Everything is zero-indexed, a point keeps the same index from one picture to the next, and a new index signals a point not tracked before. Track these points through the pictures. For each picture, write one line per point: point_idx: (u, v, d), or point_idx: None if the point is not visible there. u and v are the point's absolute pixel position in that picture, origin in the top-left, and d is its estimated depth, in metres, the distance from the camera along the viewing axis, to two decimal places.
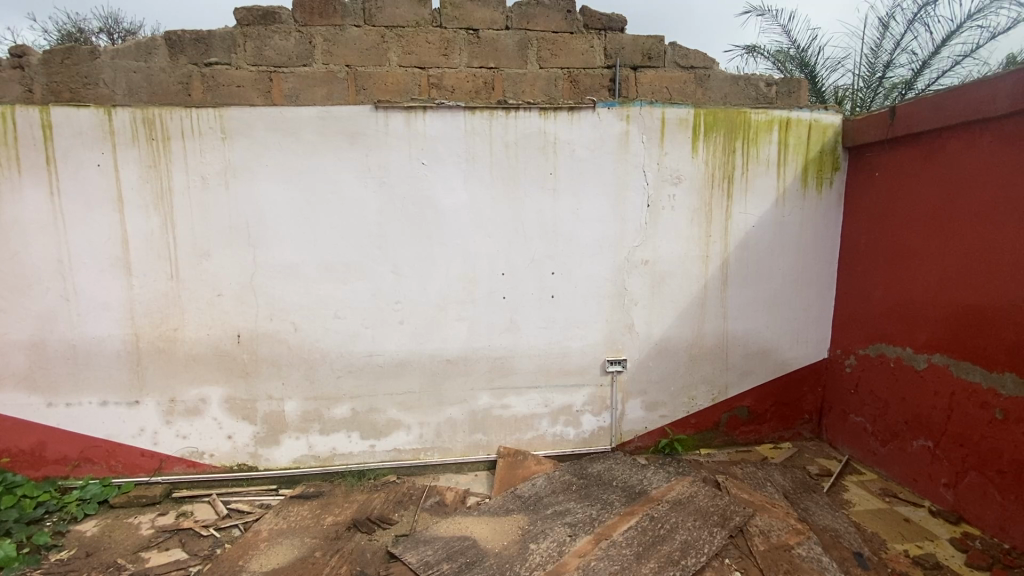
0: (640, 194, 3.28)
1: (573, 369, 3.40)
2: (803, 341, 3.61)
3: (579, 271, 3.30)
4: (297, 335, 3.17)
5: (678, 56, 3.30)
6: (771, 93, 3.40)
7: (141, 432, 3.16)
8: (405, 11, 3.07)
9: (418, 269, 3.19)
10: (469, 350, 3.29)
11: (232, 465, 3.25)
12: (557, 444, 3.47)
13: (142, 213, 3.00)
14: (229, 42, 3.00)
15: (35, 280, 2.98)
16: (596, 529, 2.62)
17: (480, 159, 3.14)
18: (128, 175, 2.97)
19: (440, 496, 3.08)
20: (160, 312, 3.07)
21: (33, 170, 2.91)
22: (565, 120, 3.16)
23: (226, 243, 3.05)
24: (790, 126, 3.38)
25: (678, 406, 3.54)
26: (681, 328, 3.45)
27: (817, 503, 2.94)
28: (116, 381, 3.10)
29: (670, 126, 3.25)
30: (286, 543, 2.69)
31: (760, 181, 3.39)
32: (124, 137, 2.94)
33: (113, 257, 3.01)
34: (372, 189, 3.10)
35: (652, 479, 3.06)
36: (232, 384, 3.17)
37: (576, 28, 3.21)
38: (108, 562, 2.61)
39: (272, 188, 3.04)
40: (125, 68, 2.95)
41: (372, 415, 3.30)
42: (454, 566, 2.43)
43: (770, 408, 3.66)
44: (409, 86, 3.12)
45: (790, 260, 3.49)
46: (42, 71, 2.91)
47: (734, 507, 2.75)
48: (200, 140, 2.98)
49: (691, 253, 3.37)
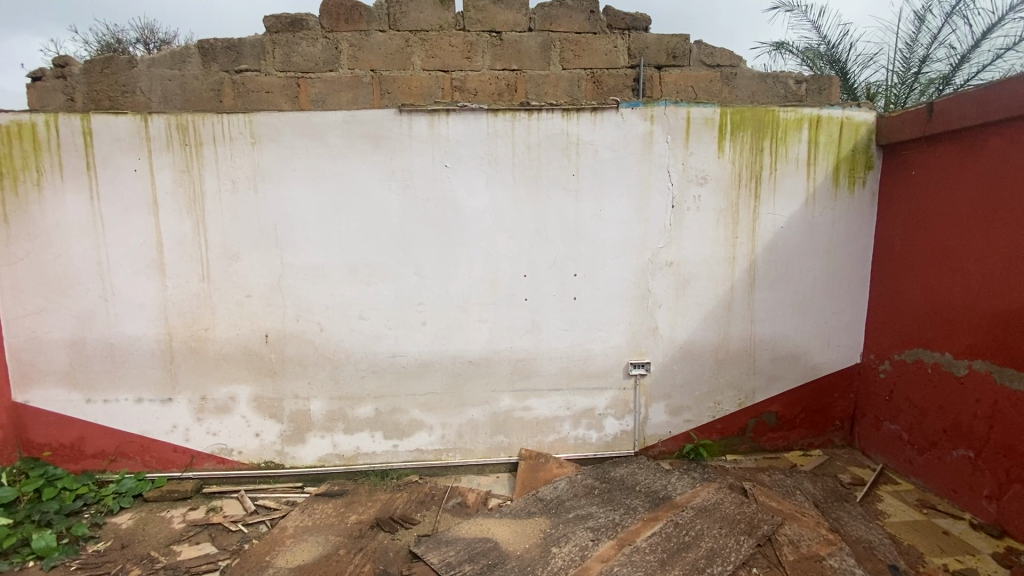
0: (664, 195, 3.24)
1: (596, 371, 3.37)
2: (834, 346, 3.49)
3: (601, 273, 3.27)
4: (322, 336, 3.22)
5: (704, 55, 3.25)
6: (800, 91, 3.33)
7: (173, 429, 3.26)
8: (429, 14, 3.10)
9: (440, 270, 3.21)
10: (491, 351, 3.30)
11: (259, 462, 3.32)
12: (579, 448, 3.44)
13: (175, 217, 3.09)
14: (259, 49, 3.07)
15: (76, 280, 3.10)
16: (618, 534, 2.59)
17: (502, 160, 3.15)
18: (162, 179, 3.07)
19: (462, 497, 3.09)
20: (192, 312, 3.16)
21: (74, 175, 3.04)
22: (588, 120, 3.14)
23: (254, 245, 3.13)
24: (820, 124, 3.28)
25: (703, 411, 3.47)
26: (707, 331, 3.39)
27: (849, 513, 2.84)
28: (150, 379, 3.21)
29: (695, 125, 3.20)
30: (310, 540, 2.73)
31: (789, 181, 3.30)
32: (159, 142, 3.04)
33: (148, 258, 3.11)
34: (396, 191, 3.13)
35: (676, 484, 3.01)
36: (260, 383, 3.24)
37: (599, 28, 3.19)
38: (142, 554, 2.69)
39: (299, 191, 3.10)
40: (161, 77, 3.05)
41: (394, 415, 3.33)
42: (476, 567, 2.43)
43: (800, 414, 3.55)
44: (432, 90, 3.14)
45: (820, 262, 3.39)
46: (83, 80, 3.04)
47: (762, 516, 2.68)
48: (230, 145, 3.06)
49: (718, 255, 3.31)
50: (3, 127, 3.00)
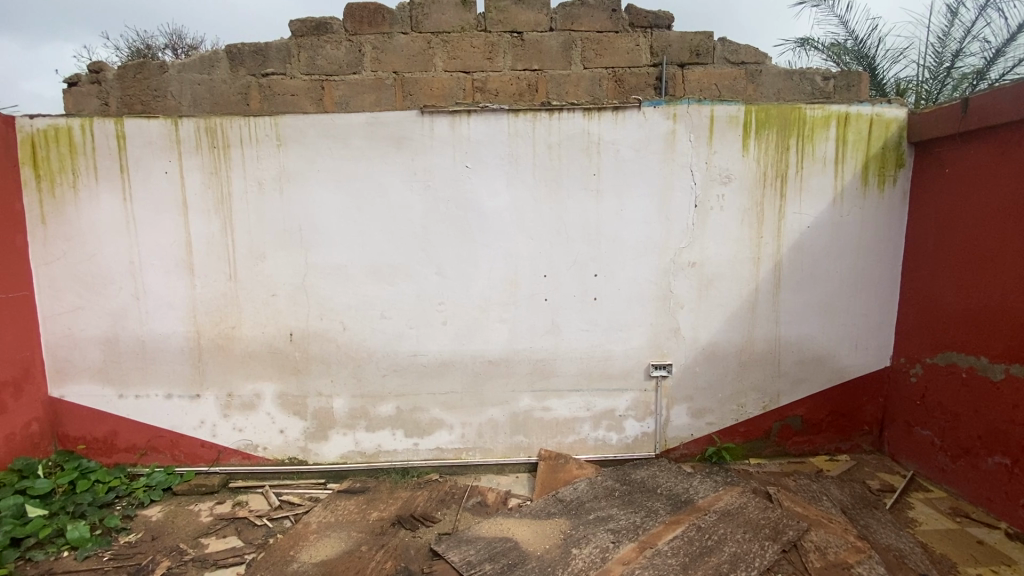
0: (687, 195, 3.20)
1: (617, 372, 3.34)
2: (863, 349, 3.40)
3: (622, 274, 3.25)
4: (345, 335, 3.27)
5: (728, 52, 3.20)
6: (829, 88, 3.24)
7: (201, 424, 3.34)
8: (451, 16, 3.12)
9: (460, 270, 3.22)
10: (511, 351, 3.30)
11: (283, 458, 3.38)
12: (599, 449, 3.42)
13: (203, 217, 3.17)
14: (285, 53, 3.13)
15: (110, 279, 3.21)
16: (639, 536, 2.57)
17: (523, 160, 3.15)
18: (191, 181, 3.14)
19: (482, 496, 3.10)
20: (219, 311, 3.24)
21: (108, 178, 3.14)
22: (609, 120, 3.12)
23: (279, 245, 3.19)
24: (848, 122, 3.21)
25: (726, 413, 3.42)
26: (730, 333, 3.33)
27: (879, 521, 2.77)
28: (179, 375, 3.29)
29: (718, 124, 3.16)
30: (333, 536, 2.77)
31: (815, 180, 3.23)
32: (189, 145, 3.12)
33: (178, 258, 3.19)
34: (417, 192, 3.16)
35: (698, 488, 2.97)
36: (285, 380, 3.31)
37: (621, 27, 3.17)
38: (171, 546, 2.77)
39: (323, 192, 3.15)
40: (190, 81, 3.14)
41: (415, 414, 3.35)
42: (496, 566, 2.44)
43: (826, 418, 3.47)
44: (453, 92, 3.15)
45: (848, 262, 3.31)
46: (116, 85, 3.14)
47: (788, 521, 2.63)
48: (257, 147, 3.12)
49: (742, 255, 3.26)
50: (42, 131, 3.11)
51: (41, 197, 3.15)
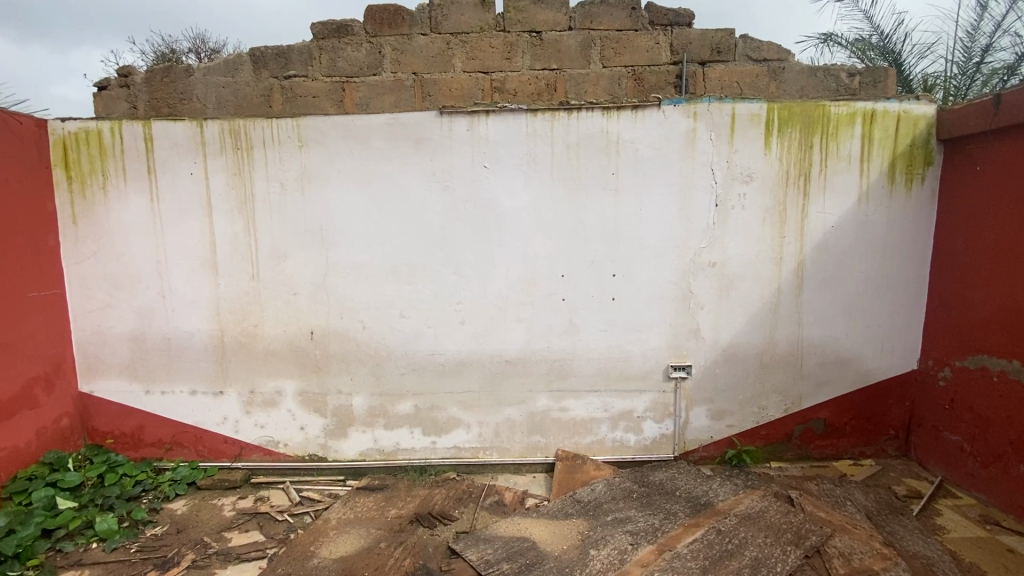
0: (707, 194, 3.16)
1: (635, 373, 3.32)
2: (889, 351, 3.32)
3: (641, 273, 3.22)
4: (364, 334, 3.30)
5: (750, 49, 3.16)
6: (854, 85, 3.19)
7: (224, 420, 3.41)
8: (470, 16, 3.13)
9: (478, 270, 3.23)
10: (528, 351, 3.30)
11: (304, 455, 3.43)
12: (617, 450, 3.40)
13: (227, 217, 3.23)
14: (307, 56, 3.18)
15: (137, 278, 3.29)
16: (658, 539, 2.54)
17: (541, 160, 3.14)
18: (216, 181, 3.21)
19: (499, 496, 3.11)
20: (242, 309, 3.30)
21: (137, 179, 3.22)
22: (629, 119, 3.10)
23: (300, 245, 3.23)
24: (874, 119, 3.13)
25: (747, 416, 3.37)
26: (751, 334, 3.28)
27: (905, 527, 2.70)
28: (203, 372, 3.36)
29: (740, 122, 3.11)
30: (352, 533, 2.80)
31: (839, 178, 3.17)
32: (214, 147, 3.18)
33: (202, 257, 3.26)
34: (436, 192, 3.18)
35: (718, 491, 2.93)
36: (305, 378, 3.35)
37: (641, 25, 3.15)
38: (196, 539, 2.83)
39: (343, 193, 3.19)
40: (215, 84, 3.20)
41: (433, 412, 3.38)
42: (514, 566, 2.44)
43: (850, 421, 3.39)
44: (472, 92, 3.17)
45: (874, 263, 3.23)
46: (145, 89, 3.22)
47: (810, 526, 2.58)
48: (279, 149, 3.17)
49: (764, 255, 3.21)
50: (73, 134, 3.21)
51: (72, 198, 3.25)
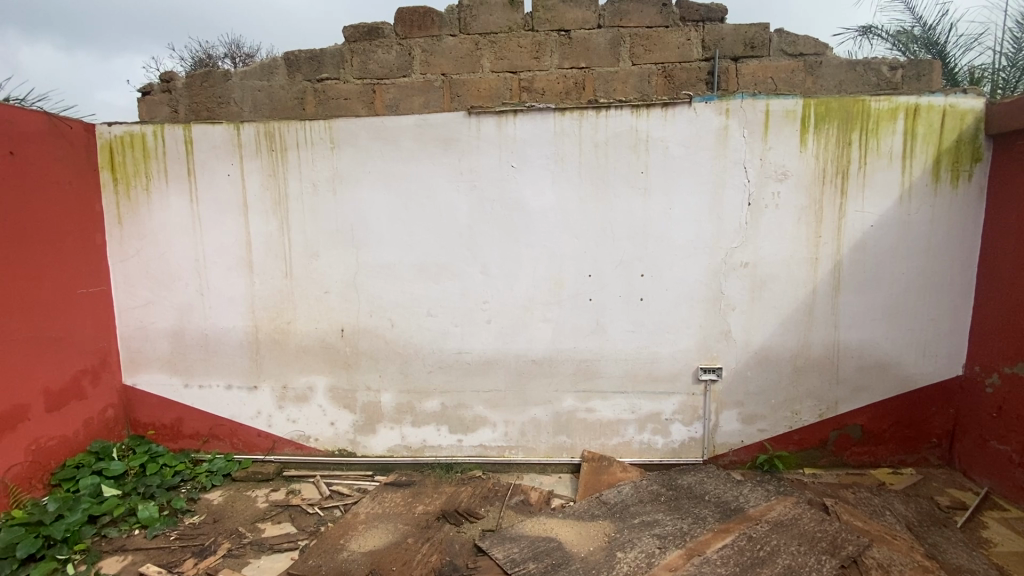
0: (740, 192, 3.09)
1: (663, 375, 3.27)
2: (932, 356, 3.19)
3: (670, 273, 3.18)
4: (393, 332, 3.35)
5: (785, 44, 3.07)
6: (896, 78, 3.07)
7: (258, 414, 3.51)
8: (498, 16, 3.14)
9: (505, 269, 3.24)
10: (555, 351, 3.29)
11: (334, 449, 3.50)
12: (644, 452, 3.36)
13: (262, 218, 3.32)
14: (339, 59, 3.24)
15: (177, 276, 3.42)
16: (687, 543, 2.50)
17: (569, 159, 3.13)
18: (252, 182, 3.30)
19: (525, 495, 3.11)
20: (275, 307, 3.39)
21: (177, 180, 3.34)
22: (658, 117, 3.06)
23: (331, 244, 3.30)
24: (918, 113, 3.01)
25: (779, 420, 3.29)
26: (785, 337, 3.20)
27: (948, 540, 2.59)
28: (238, 367, 3.47)
29: (774, 119, 3.03)
30: (381, 528, 2.85)
31: (880, 176, 3.05)
32: (250, 149, 3.27)
33: (238, 256, 3.37)
34: (463, 192, 3.20)
35: (749, 496, 2.87)
36: (335, 374, 3.42)
37: (671, 21, 3.10)
38: (231, 529, 2.93)
39: (373, 193, 3.24)
40: (251, 88, 3.30)
41: (460, 410, 3.40)
42: (540, 566, 2.44)
43: (889, 428, 3.27)
44: (500, 92, 3.18)
45: (916, 263, 3.11)
46: (185, 93, 3.35)
47: (847, 535, 2.50)
48: (312, 151, 3.24)
49: (798, 255, 3.12)
50: (118, 137, 3.35)
51: (117, 199, 3.40)
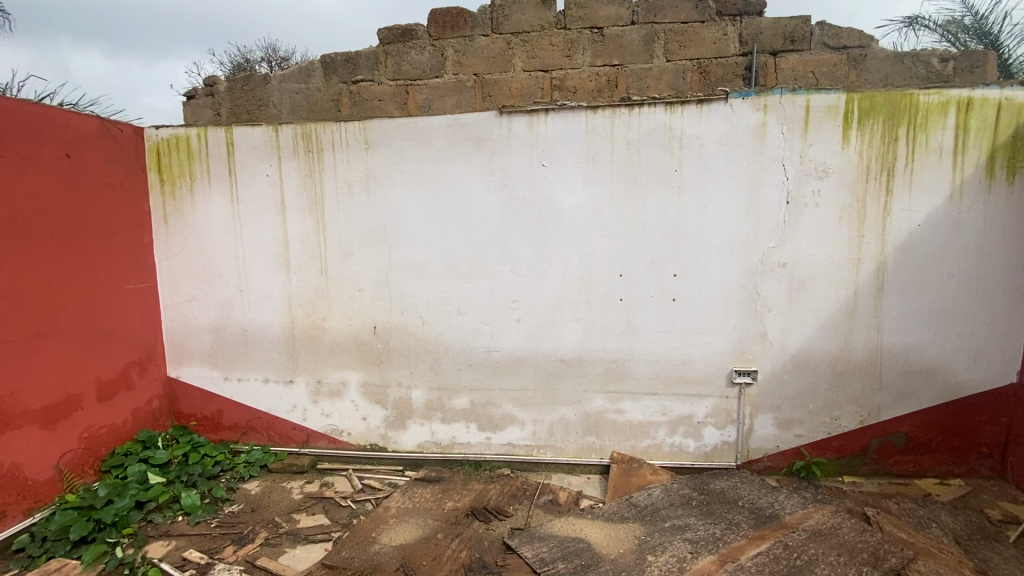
0: (777, 191, 3.01)
1: (696, 377, 3.22)
2: (983, 362, 3.03)
3: (704, 274, 3.12)
4: (423, 329, 3.39)
5: (827, 37, 2.97)
6: (947, 70, 2.93)
7: (294, 408, 3.61)
8: (531, 15, 3.14)
9: (535, 269, 3.24)
10: (584, 351, 3.27)
11: (365, 444, 3.57)
12: (675, 455, 3.31)
13: (299, 217, 3.41)
14: (373, 61, 3.30)
15: (218, 273, 3.54)
16: (719, 549, 2.46)
17: (601, 158, 3.10)
18: (290, 182, 3.39)
19: (553, 495, 3.10)
20: (311, 303, 3.48)
21: (220, 181, 3.47)
22: (693, 114, 3.00)
23: (365, 243, 3.37)
24: (971, 107, 2.86)
25: (818, 426, 3.18)
26: (824, 340, 3.09)
27: (1000, 555, 2.47)
28: (275, 362, 3.57)
29: (815, 114, 2.93)
30: (411, 522, 2.89)
31: (928, 173, 2.92)
32: (288, 150, 3.36)
33: (276, 254, 3.47)
34: (494, 191, 3.21)
35: (785, 503, 2.79)
36: (368, 370, 3.49)
37: (707, 16, 3.04)
38: (268, 518, 3.02)
39: (405, 193, 3.29)
40: (290, 90, 3.40)
41: (489, 408, 3.42)
42: (570, 566, 2.43)
43: (935, 436, 3.12)
44: (532, 91, 3.18)
45: (967, 265, 2.96)
46: (227, 97, 3.47)
47: (889, 547, 2.41)
48: (347, 151, 3.31)
49: (839, 255, 3.01)
50: (165, 140, 3.50)
51: (164, 199, 3.54)
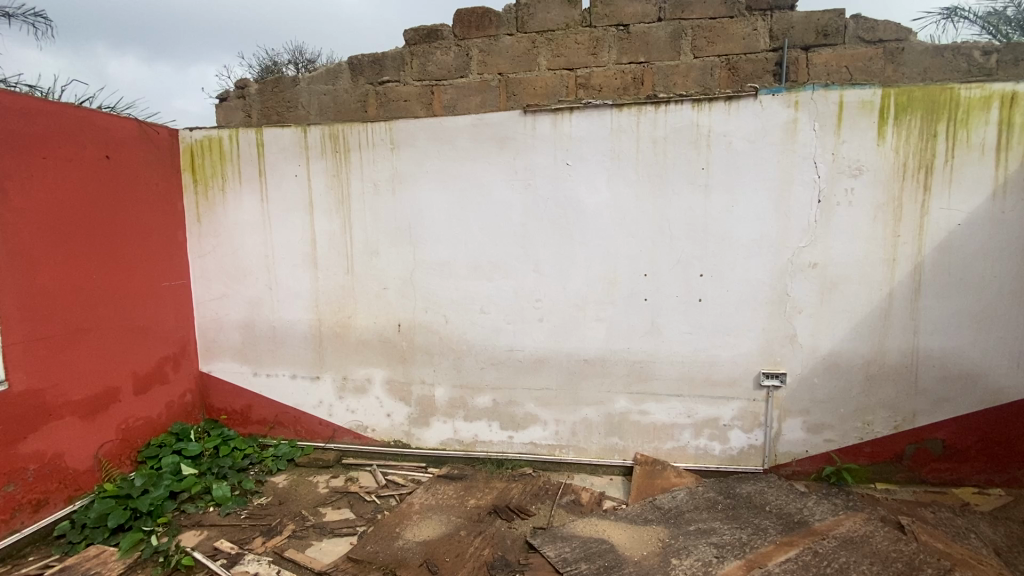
0: (809, 189, 2.93)
1: (722, 379, 3.16)
2: None
3: (731, 274, 3.06)
4: (447, 328, 3.42)
5: (862, 30, 2.88)
6: (990, 63, 2.80)
7: (320, 404, 3.68)
8: (556, 14, 3.13)
9: (559, 268, 3.23)
10: (608, 352, 3.25)
11: (389, 440, 3.62)
12: (700, 458, 3.26)
13: (326, 216, 3.48)
14: (399, 62, 3.34)
15: (249, 271, 3.63)
16: (746, 554, 2.41)
17: (626, 156, 3.08)
18: (317, 182, 3.46)
19: (576, 495, 3.09)
20: (337, 301, 3.54)
21: (250, 181, 3.55)
22: (721, 111, 2.95)
23: (390, 242, 3.41)
24: (1016, 101, 2.73)
25: (849, 431, 3.10)
26: (857, 342, 3.01)
27: None
28: (302, 358, 3.65)
29: (849, 110, 2.85)
30: (434, 518, 2.92)
31: (969, 171, 2.81)
32: (316, 151, 3.43)
33: (304, 253, 3.54)
34: (518, 190, 3.22)
35: (814, 510, 2.72)
36: (392, 367, 3.53)
37: (736, 11, 2.98)
38: (296, 511, 3.09)
39: (429, 192, 3.32)
40: (318, 92, 3.46)
41: (511, 407, 3.43)
42: (593, 567, 2.42)
43: (975, 444, 3.00)
44: (556, 89, 3.17)
45: (1011, 265, 2.83)
46: (258, 99, 3.55)
47: (925, 557, 2.33)
48: (373, 151, 3.35)
49: (873, 256, 2.92)
50: (198, 141, 3.60)
51: (197, 199, 3.65)
